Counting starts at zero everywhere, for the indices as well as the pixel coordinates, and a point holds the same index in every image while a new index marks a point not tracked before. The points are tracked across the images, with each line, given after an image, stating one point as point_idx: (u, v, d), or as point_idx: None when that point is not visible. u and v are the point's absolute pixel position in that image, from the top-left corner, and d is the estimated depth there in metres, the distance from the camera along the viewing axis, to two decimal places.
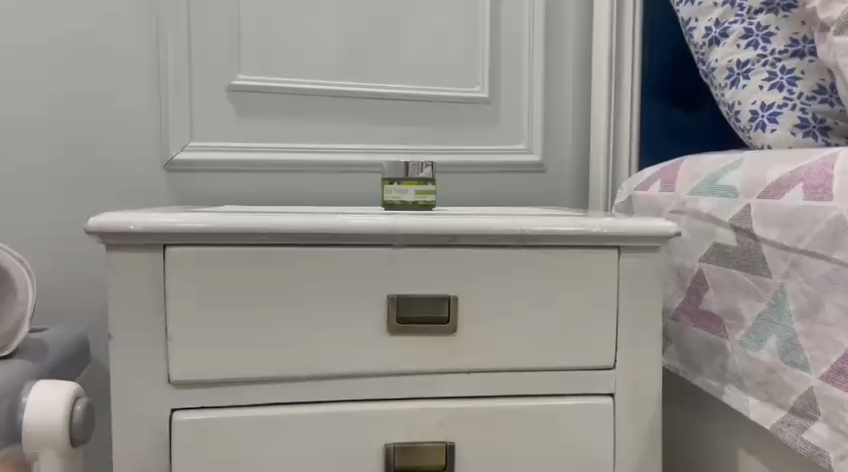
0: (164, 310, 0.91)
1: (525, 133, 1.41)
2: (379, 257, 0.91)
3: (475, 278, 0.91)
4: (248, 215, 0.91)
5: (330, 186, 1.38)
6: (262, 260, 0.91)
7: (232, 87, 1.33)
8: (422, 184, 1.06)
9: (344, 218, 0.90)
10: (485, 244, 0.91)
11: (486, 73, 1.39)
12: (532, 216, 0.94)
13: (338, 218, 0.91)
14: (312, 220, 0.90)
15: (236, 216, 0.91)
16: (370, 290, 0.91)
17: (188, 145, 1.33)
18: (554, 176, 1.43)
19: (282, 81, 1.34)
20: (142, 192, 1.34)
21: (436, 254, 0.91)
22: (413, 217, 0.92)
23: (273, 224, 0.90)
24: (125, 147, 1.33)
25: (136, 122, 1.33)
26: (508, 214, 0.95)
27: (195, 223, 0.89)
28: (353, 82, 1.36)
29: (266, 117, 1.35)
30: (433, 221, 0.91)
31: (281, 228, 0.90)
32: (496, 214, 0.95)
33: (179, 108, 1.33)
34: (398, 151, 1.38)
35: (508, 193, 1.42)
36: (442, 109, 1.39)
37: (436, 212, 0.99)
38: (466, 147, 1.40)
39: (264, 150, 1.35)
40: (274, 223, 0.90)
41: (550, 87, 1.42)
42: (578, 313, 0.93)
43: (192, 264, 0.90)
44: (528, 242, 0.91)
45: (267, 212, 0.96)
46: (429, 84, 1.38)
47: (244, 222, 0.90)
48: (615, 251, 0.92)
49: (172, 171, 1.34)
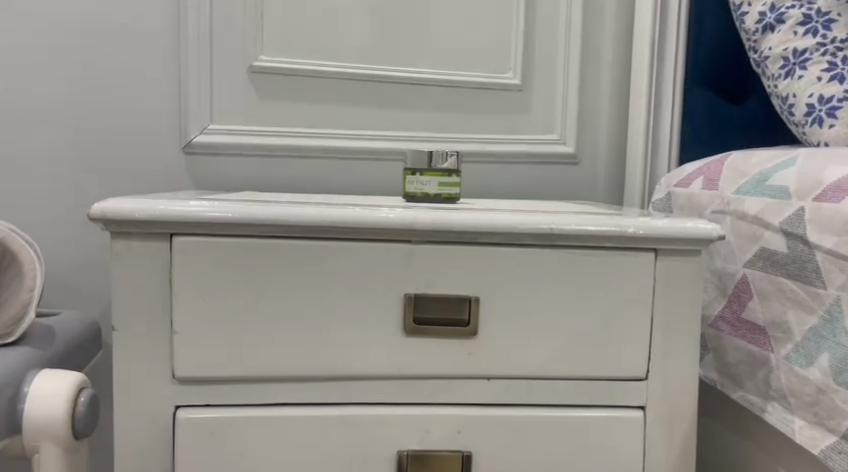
0: (168, 302, 0.86)
1: (558, 123, 1.34)
2: (396, 253, 0.85)
3: (500, 278, 0.85)
4: (258, 205, 0.85)
5: (353, 175, 1.33)
6: (272, 253, 0.85)
7: (254, 68, 1.28)
8: (445, 176, 0.99)
9: (360, 211, 0.85)
10: (511, 242, 0.85)
11: (520, 58, 1.32)
12: (561, 213, 0.88)
13: (354, 211, 0.85)
14: (326, 211, 0.84)
15: (246, 205, 0.85)
16: (386, 288, 0.85)
17: (208, 128, 1.28)
18: (587, 169, 1.36)
19: (306, 63, 1.29)
20: (160, 176, 1.29)
21: (457, 251, 0.85)
22: (435, 211, 0.86)
23: (284, 215, 0.84)
24: (143, 129, 1.28)
25: (155, 103, 1.28)
26: (537, 211, 0.88)
27: (203, 212, 0.84)
28: (380, 65, 1.30)
29: (289, 100, 1.30)
30: (455, 216, 0.84)
31: (292, 219, 0.84)
32: (524, 210, 0.88)
33: (198, 90, 1.27)
34: (425, 139, 1.32)
35: (539, 186, 1.35)
36: (473, 95, 1.33)
37: (459, 206, 0.93)
38: (496, 137, 1.33)
39: (285, 134, 1.30)
40: (286, 214, 0.84)
41: (586, 74, 1.35)
42: (609, 318, 0.86)
43: (198, 255, 0.85)
44: (558, 242, 0.85)
45: (280, 202, 0.91)
46: (459, 69, 1.32)
47: (254, 211, 0.84)
48: (652, 254, 0.85)
49: (190, 154, 1.30)
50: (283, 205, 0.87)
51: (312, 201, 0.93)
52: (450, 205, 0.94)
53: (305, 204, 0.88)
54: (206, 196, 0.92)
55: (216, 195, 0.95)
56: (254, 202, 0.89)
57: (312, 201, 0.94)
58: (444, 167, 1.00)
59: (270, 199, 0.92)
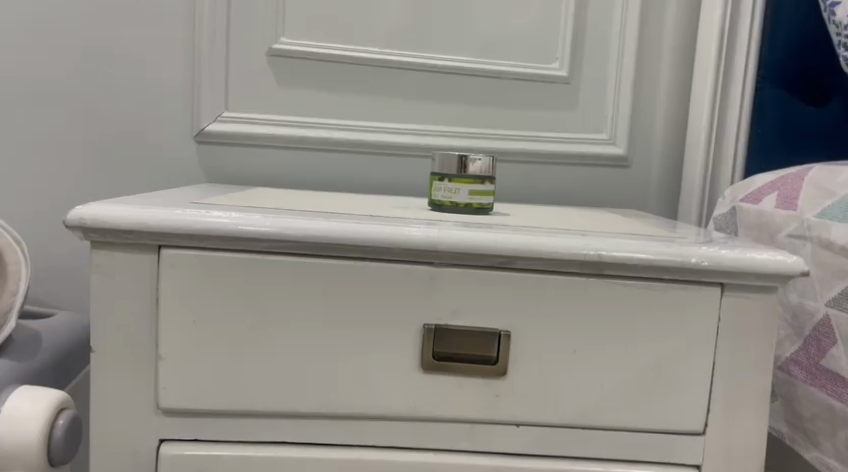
0: (155, 323, 0.74)
1: (609, 120, 1.20)
2: (417, 277, 0.73)
3: (535, 310, 0.73)
4: (260, 214, 0.74)
5: (379, 172, 1.21)
6: (273, 271, 0.73)
7: (273, 51, 1.16)
8: (477, 183, 0.88)
9: (375, 226, 0.73)
10: (551, 269, 0.72)
11: (568, 47, 1.18)
12: (610, 234, 0.75)
13: (369, 226, 0.73)
14: (337, 226, 0.72)
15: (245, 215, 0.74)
16: (403, 316, 0.74)
17: (222, 115, 1.17)
18: (638, 174, 1.22)
19: (331, 47, 1.17)
20: (169, 167, 1.19)
21: (488, 277, 0.73)
22: (462, 228, 0.73)
23: (289, 229, 0.72)
24: (153, 114, 1.17)
25: (167, 86, 1.17)
26: (581, 230, 0.76)
27: (197, 221, 0.72)
28: (413, 51, 1.18)
29: (311, 88, 1.18)
30: (487, 236, 0.72)
31: (298, 233, 0.72)
32: (565, 229, 0.76)
33: (213, 74, 1.16)
34: (460, 135, 1.19)
35: (583, 191, 1.22)
36: (515, 87, 1.19)
37: (491, 221, 0.81)
38: (538, 134, 1.20)
39: (305, 125, 1.18)
40: (290, 228, 0.72)
41: (643, 66, 1.20)
42: (663, 361, 0.73)
43: (189, 271, 0.73)
44: (606, 271, 0.72)
45: (285, 209, 0.79)
46: (500, 57, 1.19)
47: (255, 222, 0.72)
48: (718, 289, 0.72)
49: (202, 143, 1.19)
50: (289, 214, 0.76)
51: (323, 210, 0.81)
52: (480, 220, 0.82)
53: (314, 214, 0.76)
54: (202, 200, 0.80)
55: (213, 198, 0.83)
56: (256, 209, 0.78)
57: (322, 210, 0.82)
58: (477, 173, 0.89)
59: (276, 207, 0.81)
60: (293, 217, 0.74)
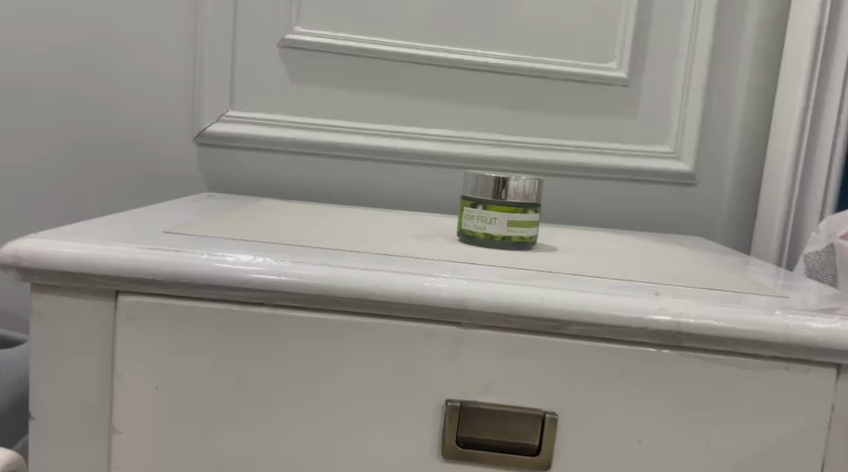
0: (110, 388, 0.59)
1: (673, 131, 1.03)
2: (441, 340, 0.57)
3: (591, 388, 0.57)
4: (244, 254, 0.59)
5: (405, 184, 1.04)
6: (258, 329, 0.58)
7: (287, 42, 1.00)
8: (518, 212, 0.74)
9: (388, 274, 0.57)
10: (613, 338, 0.56)
11: (629, 43, 1.01)
12: (688, 291, 0.59)
13: (381, 274, 0.57)
14: (341, 274, 0.57)
15: (225, 255, 0.58)
16: (421, 390, 0.58)
17: (226, 115, 1.02)
18: (707, 195, 1.05)
19: (353, 39, 1.01)
20: (165, 172, 1.04)
21: (531, 345, 0.57)
22: (500, 281, 0.58)
23: (278, 277, 0.57)
24: (149, 112, 1.02)
25: (165, 79, 1.02)
26: (650, 285, 0.60)
27: (165, 263, 0.57)
28: (448, 45, 1.01)
29: (328, 85, 1.02)
30: (531, 293, 0.56)
31: (290, 283, 0.57)
32: (630, 283, 0.60)
33: (218, 68, 1.01)
34: (498, 144, 1.03)
35: (641, 212, 1.05)
36: (566, 89, 1.03)
37: (534, 267, 0.65)
38: (590, 145, 1.03)
39: (320, 128, 1.02)
40: (279, 275, 0.57)
41: (717, 69, 1.03)
42: (755, 459, 0.57)
43: (153, 324, 0.58)
44: (684, 343, 0.56)
45: (279, 246, 0.64)
46: (549, 54, 1.02)
47: (237, 266, 0.57)
48: (833, 370, 0.56)
49: (203, 146, 1.03)
50: (280, 253, 0.60)
51: (327, 247, 0.66)
52: (521, 265, 0.65)
53: (314, 254, 0.61)
54: (177, 231, 0.65)
55: (192, 226, 0.68)
56: (241, 245, 0.62)
57: (326, 246, 0.67)
58: (517, 199, 0.73)
59: (268, 241, 0.65)
60: (286, 259, 0.58)
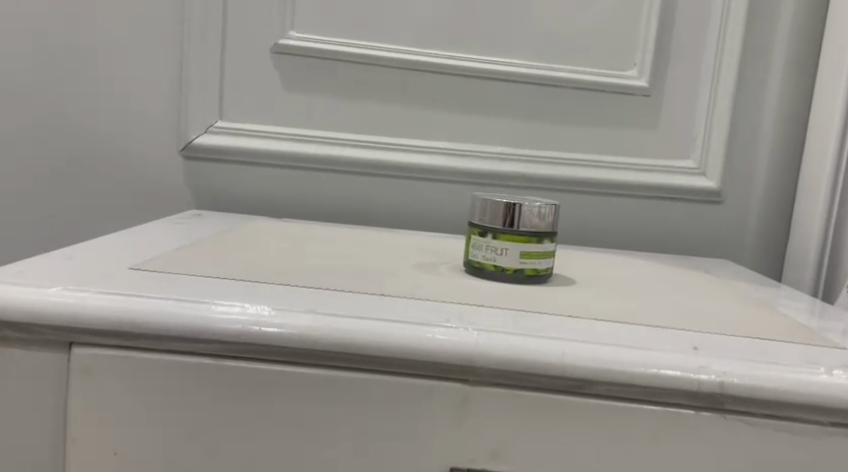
0: (63, 454, 0.51)
1: (698, 145, 0.95)
2: (444, 400, 0.50)
3: (618, 456, 0.49)
4: (216, 301, 0.51)
5: (406, 201, 0.96)
6: (233, 387, 0.50)
7: (279, 49, 0.93)
8: (532, 242, 0.66)
9: (385, 325, 0.50)
10: (645, 399, 0.49)
11: (651, 49, 0.93)
12: (728, 344, 0.51)
13: (375, 325, 0.50)
14: (330, 325, 0.50)
15: (197, 302, 0.51)
16: (422, 456, 0.50)
17: (214, 126, 0.94)
18: (734, 215, 0.97)
19: (351, 44, 0.93)
20: (148, 187, 0.96)
21: (549, 406, 0.49)
22: (512, 334, 0.50)
23: (258, 329, 0.49)
24: (131, 123, 0.95)
25: (149, 87, 0.94)
26: (685, 337, 0.52)
27: (125, 312, 0.50)
28: (454, 51, 0.94)
29: (324, 94, 0.94)
30: (548, 348, 0.49)
31: (271, 336, 0.49)
32: (662, 334, 0.52)
33: (205, 76, 0.93)
34: (509, 158, 0.95)
35: (662, 232, 0.97)
36: (582, 99, 0.95)
37: (551, 312, 0.57)
38: (608, 159, 0.95)
39: (315, 140, 0.94)
40: (259, 325, 0.49)
41: (745, 79, 0.95)
42: None
43: (111, 381, 0.50)
44: (727, 406, 0.48)
45: (260, 287, 0.56)
46: (564, 61, 0.94)
47: (208, 316, 0.50)
48: None
49: (189, 160, 0.95)
50: (261, 298, 0.53)
51: (314, 286, 0.58)
52: (534, 309, 0.58)
53: (300, 298, 0.53)
54: (145, 268, 0.58)
55: (163, 261, 0.60)
56: (216, 286, 0.55)
57: (314, 284, 0.59)
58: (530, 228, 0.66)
59: (248, 279, 0.58)
60: (268, 306, 0.51)
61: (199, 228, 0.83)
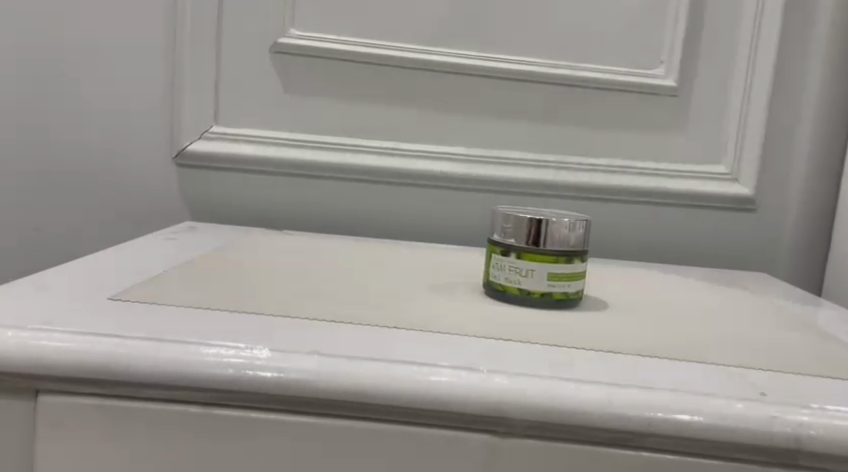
0: None
1: (730, 149, 0.88)
2: (470, 454, 0.43)
3: None
4: (204, 341, 0.44)
5: (415, 210, 0.89)
6: (226, 440, 0.43)
7: (279, 48, 0.86)
8: (560, 262, 0.59)
9: (407, 369, 0.43)
10: (705, 454, 0.43)
11: (679, 46, 0.87)
12: (803, 392, 0.45)
13: (396, 371, 0.43)
14: (338, 369, 0.43)
15: (181, 342, 0.44)
16: None
17: (209, 131, 0.87)
18: (768, 224, 0.90)
19: (358, 42, 0.86)
20: (137, 197, 0.89)
21: (592, 461, 0.43)
22: (554, 379, 0.44)
23: (254, 373, 0.43)
24: (118, 127, 0.88)
25: (138, 89, 0.87)
26: (748, 384, 0.46)
27: (100, 354, 0.43)
28: (467, 49, 0.87)
29: (327, 97, 0.88)
30: (598, 398, 0.43)
31: (269, 381, 0.42)
32: (720, 379, 0.46)
33: (199, 77, 0.87)
34: (526, 163, 0.88)
35: (692, 243, 0.90)
36: (606, 100, 0.88)
37: (587, 348, 0.50)
38: (633, 164, 0.88)
39: (318, 146, 0.87)
40: (254, 369, 0.43)
41: (781, 78, 0.88)
42: None
43: (85, 434, 0.43)
44: (800, 461, 0.43)
45: (256, 321, 0.49)
46: (586, 60, 0.87)
47: (196, 360, 0.43)
48: None
49: (182, 167, 0.88)
50: (258, 336, 0.46)
51: (317, 318, 0.51)
52: (568, 345, 0.51)
53: (304, 335, 0.47)
54: (124, 299, 0.51)
55: (147, 289, 0.53)
56: (205, 321, 0.48)
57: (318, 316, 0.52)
58: (560, 246, 0.59)
59: (242, 312, 0.51)
60: (275, 347, 0.44)
61: (196, 243, 0.76)
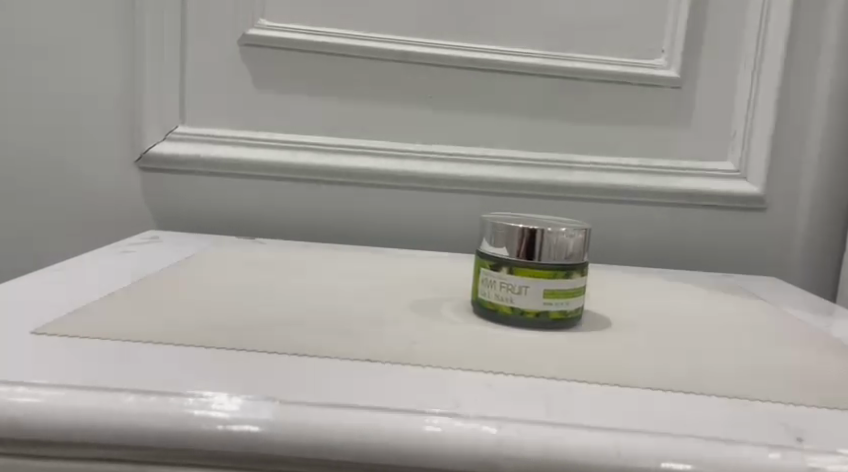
0: None
1: (737, 144, 0.82)
2: None
3: None
4: (148, 389, 0.39)
5: (398, 214, 0.82)
6: None
7: (247, 40, 0.79)
8: (557, 277, 0.53)
9: (386, 418, 0.38)
10: None
11: (682, 34, 0.80)
12: (834, 437, 0.40)
13: (373, 420, 0.38)
14: (310, 419, 0.38)
15: (103, 389, 0.39)
16: None
17: (173, 132, 0.80)
18: (778, 224, 0.83)
19: (333, 34, 0.79)
20: (96, 205, 0.81)
21: None
22: (557, 425, 0.39)
23: (211, 429, 0.38)
24: (73, 129, 0.80)
25: (93, 87, 0.80)
26: (777, 429, 0.40)
27: (31, 409, 0.38)
28: (453, 40, 0.80)
29: (301, 93, 0.80)
30: (608, 445, 0.38)
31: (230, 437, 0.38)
32: (741, 419, 0.41)
33: (160, 73, 0.79)
34: (518, 162, 0.81)
35: (696, 246, 0.83)
36: (603, 94, 0.81)
37: (586, 381, 0.44)
38: (633, 162, 0.82)
39: (291, 146, 0.80)
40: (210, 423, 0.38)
41: (792, 66, 0.81)
42: None
43: None
44: None
45: (210, 359, 0.43)
46: (582, 50, 0.81)
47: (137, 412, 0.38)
48: None
49: (145, 171, 0.81)
50: (212, 381, 0.40)
51: (279, 353, 0.45)
52: (566, 379, 0.44)
53: (266, 378, 0.42)
54: (45, 332, 0.45)
55: (85, 322, 0.47)
56: (150, 362, 0.42)
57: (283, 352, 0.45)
58: (557, 255, 0.53)
59: (192, 347, 0.44)
60: (235, 393, 0.39)
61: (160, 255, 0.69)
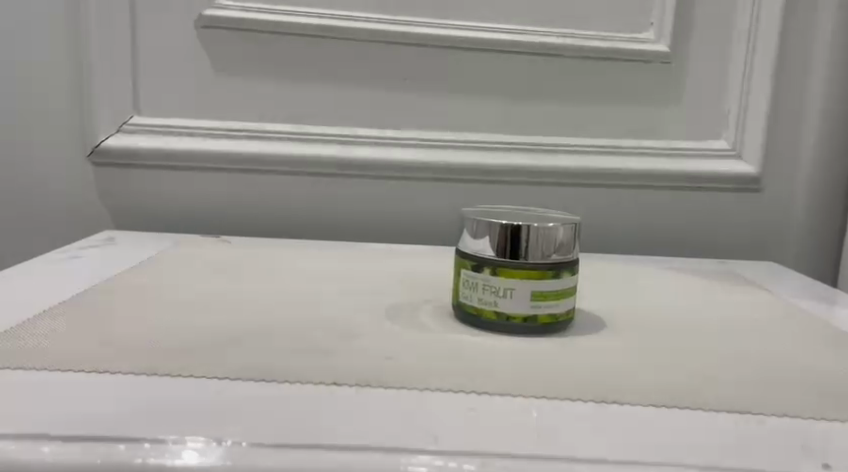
0: None
1: (732, 121, 0.77)
2: None
3: None
4: (95, 436, 0.35)
5: (372, 206, 0.76)
6: None
7: (204, 21, 0.73)
8: (546, 278, 0.48)
9: (359, 457, 0.35)
10: None
11: (672, 4, 0.74)
12: None
13: (346, 462, 0.35)
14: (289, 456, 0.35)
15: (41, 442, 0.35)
16: None
17: (127, 122, 0.74)
18: (775, 205, 0.78)
19: (296, 13, 0.73)
20: (46, 204, 0.75)
21: None
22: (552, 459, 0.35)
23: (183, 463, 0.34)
24: (18, 122, 0.74)
25: (38, 76, 0.73)
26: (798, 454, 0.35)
27: None
28: (426, 17, 0.74)
29: (263, 78, 0.74)
30: None
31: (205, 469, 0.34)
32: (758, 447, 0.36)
33: (110, 58, 0.73)
34: (499, 147, 0.76)
35: (691, 231, 0.78)
36: (588, 71, 0.76)
37: (582, 400, 0.39)
38: (621, 143, 0.77)
39: (255, 136, 0.74)
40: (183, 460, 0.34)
41: (788, 37, 0.76)
42: None
43: None
44: None
45: (154, 393, 0.38)
46: (565, 25, 0.75)
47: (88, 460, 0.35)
48: None
49: (99, 166, 0.75)
50: (163, 424, 0.36)
51: (239, 378, 0.40)
52: (561, 398, 0.39)
53: (226, 414, 0.37)
54: None
55: (30, 347, 0.43)
56: (92, 400, 0.38)
57: (241, 377, 0.40)
58: (546, 246, 0.48)
59: (138, 378, 0.40)
60: (183, 439, 0.35)
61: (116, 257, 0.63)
